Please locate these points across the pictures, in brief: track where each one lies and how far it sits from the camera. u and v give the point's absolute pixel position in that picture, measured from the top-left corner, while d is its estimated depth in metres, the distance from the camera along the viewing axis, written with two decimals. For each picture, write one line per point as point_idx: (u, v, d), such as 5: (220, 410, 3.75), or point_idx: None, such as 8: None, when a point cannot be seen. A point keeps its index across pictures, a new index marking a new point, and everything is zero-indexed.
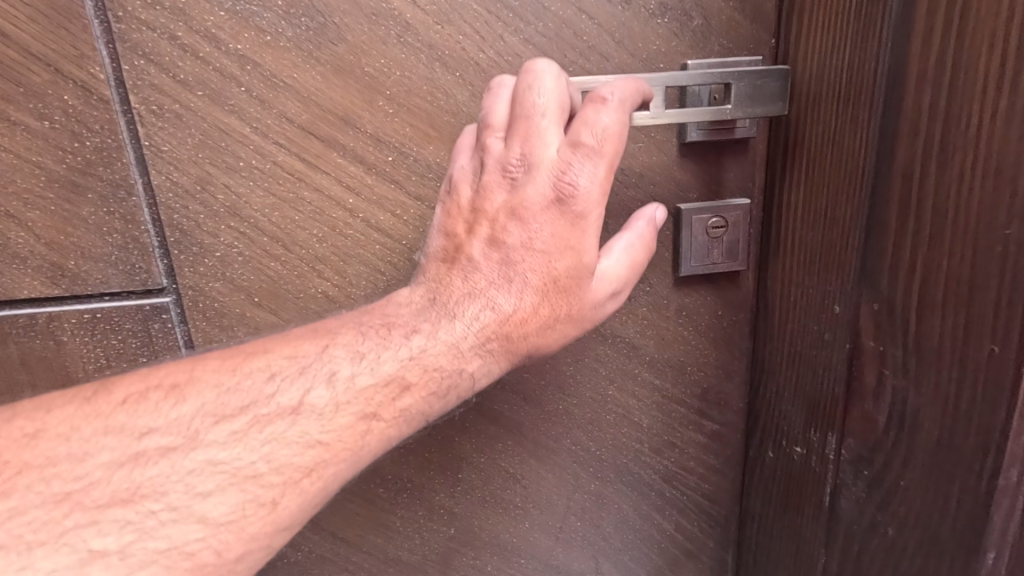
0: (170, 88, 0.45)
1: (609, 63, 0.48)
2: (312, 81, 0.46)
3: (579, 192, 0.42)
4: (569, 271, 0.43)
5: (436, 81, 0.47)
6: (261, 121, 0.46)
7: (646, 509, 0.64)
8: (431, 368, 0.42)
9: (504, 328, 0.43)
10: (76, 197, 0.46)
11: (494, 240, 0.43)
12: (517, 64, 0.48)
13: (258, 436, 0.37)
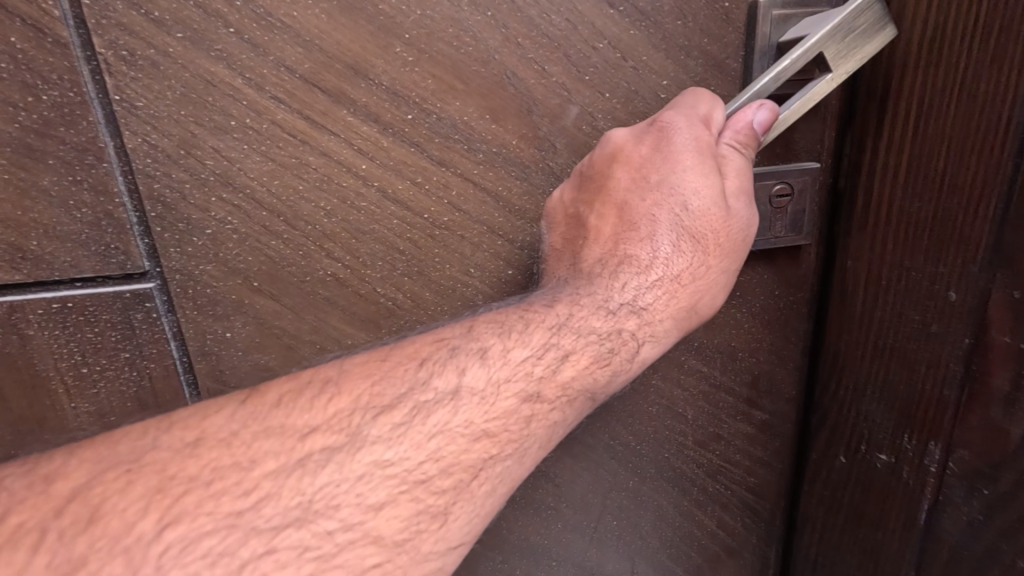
0: (141, 28, 0.37)
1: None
2: (316, 21, 0.38)
3: (675, 147, 0.40)
4: (709, 208, 0.40)
5: (463, 22, 0.40)
6: (255, 70, 0.39)
7: (688, 506, 0.59)
8: (587, 334, 0.39)
9: (653, 302, 0.41)
10: (33, 164, 0.38)
11: (617, 238, 0.42)
12: (559, 2, 0.40)
13: (426, 428, 0.33)
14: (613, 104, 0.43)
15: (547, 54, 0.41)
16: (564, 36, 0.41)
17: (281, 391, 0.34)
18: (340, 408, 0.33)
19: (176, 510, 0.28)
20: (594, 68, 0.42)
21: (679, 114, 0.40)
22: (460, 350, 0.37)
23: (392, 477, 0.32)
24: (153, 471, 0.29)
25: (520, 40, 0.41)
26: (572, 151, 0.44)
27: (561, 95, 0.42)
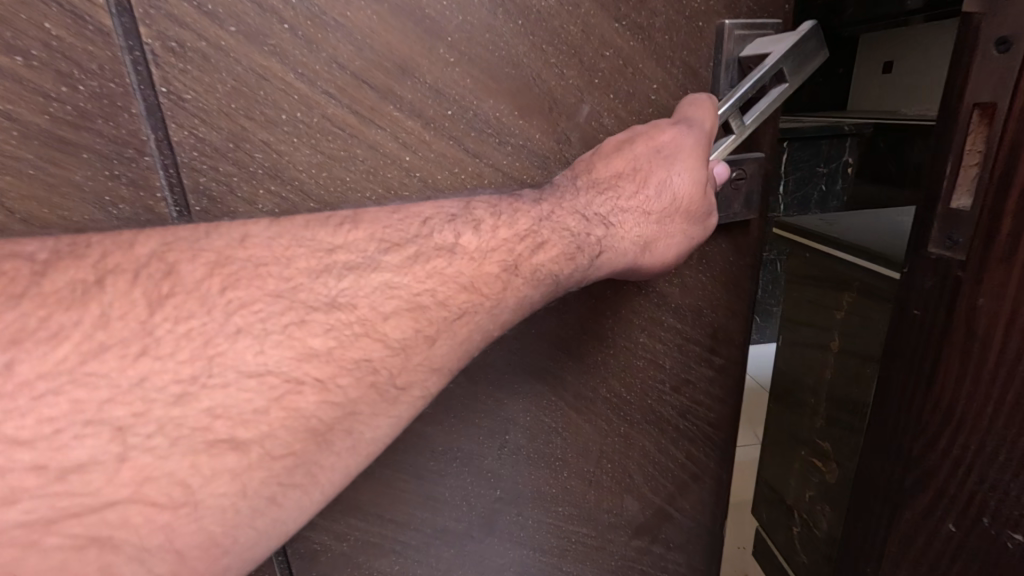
0: (193, 20, 0.36)
1: (657, 18, 0.49)
2: (367, 21, 0.40)
3: (679, 132, 0.46)
4: (688, 184, 0.47)
5: (497, 29, 0.44)
6: (307, 65, 0.40)
7: (664, 444, 0.70)
8: (561, 230, 0.46)
9: (623, 228, 0.47)
10: (66, 158, 0.36)
11: (611, 176, 0.47)
12: (576, 14, 0.46)
13: (425, 268, 0.41)
14: (616, 103, 0.51)
15: (566, 59, 0.48)
16: (580, 45, 0.48)
17: (310, 219, 0.41)
18: (361, 236, 0.41)
19: (238, 279, 0.36)
20: (602, 73, 0.49)
21: (693, 113, 0.47)
22: (459, 218, 0.44)
23: (398, 296, 0.40)
24: (209, 252, 0.37)
25: (544, 46, 0.46)
26: (584, 144, 0.51)
27: (576, 95, 0.49)
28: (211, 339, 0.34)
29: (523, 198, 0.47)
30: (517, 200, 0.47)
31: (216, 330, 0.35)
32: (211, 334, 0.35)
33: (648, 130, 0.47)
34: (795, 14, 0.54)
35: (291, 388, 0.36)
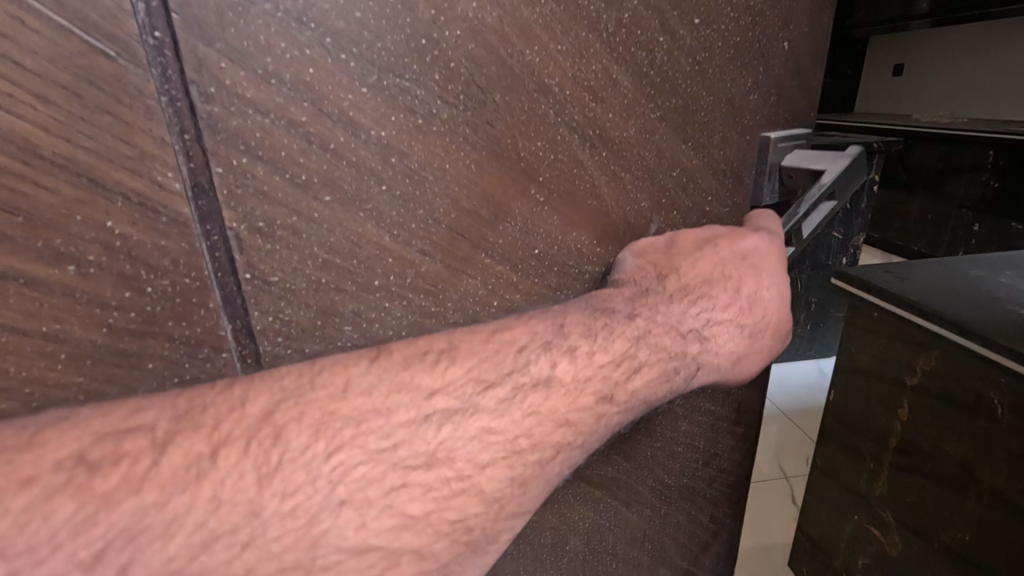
0: (285, 194, 0.30)
1: (715, 134, 0.50)
2: (466, 171, 0.36)
3: (764, 245, 0.48)
4: (771, 297, 0.48)
5: (584, 163, 0.42)
6: (403, 224, 0.35)
7: (695, 513, 0.72)
8: (657, 349, 0.43)
9: (713, 339, 0.46)
10: (126, 374, 0.29)
11: (702, 282, 0.46)
12: (652, 140, 0.45)
13: (521, 408, 0.36)
14: (678, 218, 0.51)
15: (641, 183, 0.46)
16: (653, 168, 0.47)
17: (407, 352, 0.35)
18: (462, 372, 0.35)
19: (344, 439, 0.30)
20: (669, 192, 0.49)
21: (772, 228, 0.49)
22: (552, 346, 0.38)
23: (496, 444, 0.34)
24: (299, 398, 0.30)
25: (624, 174, 0.45)
26: None
27: (647, 216, 0.48)
28: (315, 517, 0.28)
29: (616, 309, 0.42)
30: (609, 316, 0.41)
31: (320, 504, 0.29)
32: (315, 510, 0.28)
33: (726, 236, 0.48)
34: (813, 121, 0.58)
35: (390, 560, 0.30)
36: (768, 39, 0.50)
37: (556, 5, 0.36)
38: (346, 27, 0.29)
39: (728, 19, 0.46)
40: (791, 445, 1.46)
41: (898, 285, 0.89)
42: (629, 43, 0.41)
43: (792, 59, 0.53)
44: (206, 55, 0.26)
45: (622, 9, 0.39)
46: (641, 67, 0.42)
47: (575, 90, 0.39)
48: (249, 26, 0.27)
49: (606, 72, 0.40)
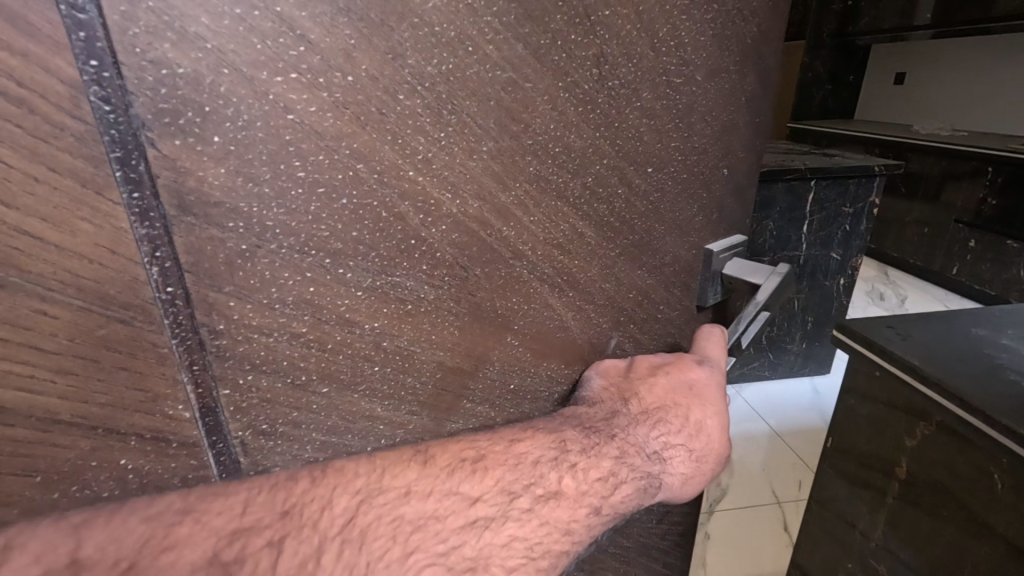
0: (287, 396, 0.32)
1: (666, 254, 0.55)
2: (450, 336, 0.39)
3: (708, 376, 0.57)
4: (714, 421, 0.56)
5: (553, 305, 0.46)
6: (393, 394, 0.38)
7: (654, 568, 0.79)
8: (631, 467, 0.49)
9: (673, 458, 0.53)
10: None
11: (661, 405, 0.53)
12: (613, 273, 0.50)
13: (539, 512, 0.42)
14: (636, 330, 0.56)
15: (603, 310, 0.51)
16: (614, 294, 0.51)
17: (448, 460, 0.40)
18: (491, 485, 0.41)
19: (414, 541, 0.36)
20: (628, 311, 0.54)
21: (711, 358, 0.59)
22: (559, 461, 0.45)
23: (519, 548, 0.41)
24: (372, 501, 0.36)
25: (588, 306, 0.49)
26: None
27: (608, 335, 0.53)
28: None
29: (599, 429, 0.49)
30: (596, 435, 0.48)
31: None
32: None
33: (675, 362, 0.56)
34: (746, 226, 0.65)
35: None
36: (709, 169, 0.55)
37: (531, 186, 0.39)
38: (343, 245, 0.32)
39: (676, 162, 0.51)
40: (786, 471, 1.71)
41: (901, 345, 1.00)
42: (593, 200, 0.45)
43: (731, 180, 0.59)
44: (216, 298, 0.28)
45: (586, 175, 0.43)
46: (603, 217, 0.46)
47: (545, 250, 0.43)
48: (255, 265, 0.29)
49: (572, 229, 0.44)
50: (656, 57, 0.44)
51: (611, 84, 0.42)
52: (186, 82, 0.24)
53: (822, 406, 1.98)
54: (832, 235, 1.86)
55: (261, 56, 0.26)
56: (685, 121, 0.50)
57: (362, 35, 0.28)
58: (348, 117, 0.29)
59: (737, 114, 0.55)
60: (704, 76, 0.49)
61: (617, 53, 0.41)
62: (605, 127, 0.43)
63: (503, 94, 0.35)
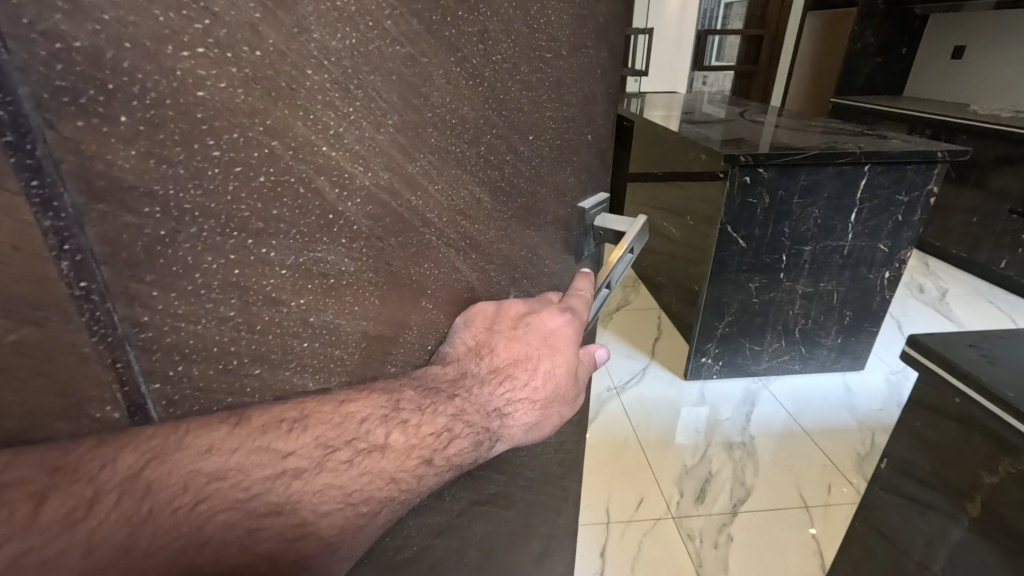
0: (219, 381, 0.32)
1: (548, 214, 0.61)
2: (373, 307, 0.41)
3: (565, 324, 0.56)
4: (563, 374, 0.55)
5: (458, 269, 0.50)
6: (321, 368, 0.38)
7: (557, 491, 0.89)
8: (473, 423, 0.48)
9: (517, 412, 0.52)
10: None
11: (514, 361, 0.52)
12: (506, 235, 0.55)
13: (354, 468, 0.39)
14: (530, 289, 0.62)
15: (502, 268, 0.56)
16: (510, 253, 0.56)
17: (262, 420, 0.35)
18: (310, 438, 0.37)
19: (207, 491, 0.33)
20: (522, 269, 0.59)
21: (575, 308, 0.58)
22: (391, 417, 0.42)
23: (336, 496, 0.38)
24: (166, 458, 0.31)
25: (488, 268, 0.54)
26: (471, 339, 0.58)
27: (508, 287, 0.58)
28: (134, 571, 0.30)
29: (439, 389, 0.46)
30: (435, 393, 0.46)
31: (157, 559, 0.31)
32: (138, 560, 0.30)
33: (531, 316, 0.55)
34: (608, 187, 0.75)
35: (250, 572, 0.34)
36: (576, 135, 0.62)
37: (434, 158, 0.42)
38: (265, 224, 0.31)
39: (551, 129, 0.56)
40: (812, 475, 1.67)
41: (990, 369, 0.78)
42: (486, 168, 0.48)
43: (594, 143, 0.67)
44: (140, 292, 0.27)
45: (479, 143, 0.46)
46: (496, 183, 0.50)
47: (451, 217, 0.46)
48: (177, 250, 0.28)
49: (472, 196, 0.48)
50: (530, 33, 0.48)
51: (494, 61, 0.45)
52: (85, 58, 0.23)
53: (857, 409, 1.96)
54: (880, 225, 1.88)
55: (162, 29, 0.25)
56: (555, 92, 0.55)
57: (263, 7, 0.28)
58: (259, 93, 0.29)
59: (595, 87, 0.62)
60: (569, 52, 0.55)
61: (496, 29, 0.44)
62: (492, 99, 0.46)
63: (404, 70, 0.37)
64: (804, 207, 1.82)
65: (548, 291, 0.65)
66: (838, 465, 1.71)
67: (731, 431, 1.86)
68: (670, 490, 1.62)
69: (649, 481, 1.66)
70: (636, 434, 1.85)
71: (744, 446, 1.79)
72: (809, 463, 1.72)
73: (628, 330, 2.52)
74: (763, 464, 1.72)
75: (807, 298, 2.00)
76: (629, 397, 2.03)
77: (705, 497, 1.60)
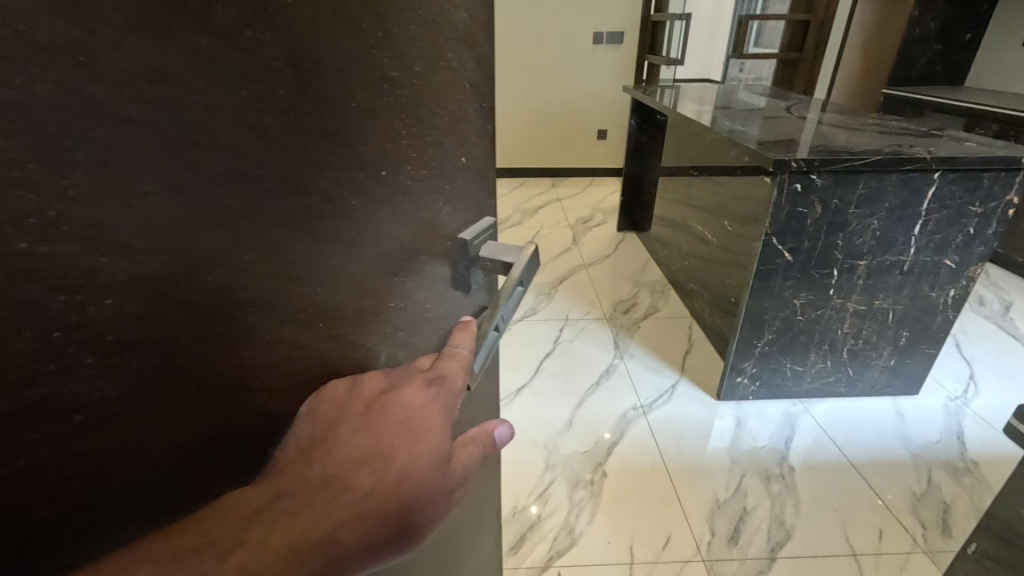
0: None
1: (419, 248, 0.56)
2: (175, 413, 0.34)
3: (428, 401, 0.50)
4: (425, 466, 0.48)
5: (300, 337, 0.43)
6: (96, 507, 0.31)
7: (471, 513, 0.88)
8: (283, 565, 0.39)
9: (357, 531, 0.43)
10: None
11: (356, 460, 0.45)
12: (363, 288, 0.49)
13: None
14: (401, 337, 0.57)
15: (361, 323, 0.50)
16: (371, 303, 0.51)
17: None
18: None
19: None
20: (389, 321, 0.54)
21: (445, 379, 0.53)
22: None
23: None
24: None
25: (343, 328, 0.48)
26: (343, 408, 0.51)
27: (371, 342, 0.53)
28: None
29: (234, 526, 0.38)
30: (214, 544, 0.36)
31: None
32: None
33: (385, 400, 0.49)
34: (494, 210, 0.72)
35: None
36: (445, 162, 0.58)
37: (238, 221, 0.34)
38: None
39: (413, 158, 0.51)
40: (852, 522, 1.81)
41: None
42: (324, 222, 0.42)
43: (470, 166, 0.63)
44: None
45: (308, 192, 0.39)
46: (336, 233, 0.43)
47: (275, 287, 0.39)
48: None
49: (304, 254, 0.41)
50: (363, 49, 0.41)
51: (318, 93, 0.38)
52: None
53: (910, 440, 2.16)
54: (948, 239, 1.99)
55: None
56: (412, 115, 0.49)
57: None
58: None
59: (466, 103, 0.57)
60: (423, 67, 0.49)
61: (316, 50, 0.37)
62: (327, 143, 0.40)
63: (162, 118, 0.29)
64: (860, 218, 1.95)
65: (422, 338, 0.61)
66: (890, 505, 1.87)
67: (772, 462, 2.06)
68: (700, 530, 1.79)
69: (680, 521, 1.82)
70: (672, 461, 2.07)
71: (784, 480, 1.98)
72: (855, 498, 1.90)
73: (661, 346, 2.82)
74: (805, 498, 1.91)
75: (858, 317, 2.16)
76: (666, 420, 2.28)
77: (739, 540, 1.76)
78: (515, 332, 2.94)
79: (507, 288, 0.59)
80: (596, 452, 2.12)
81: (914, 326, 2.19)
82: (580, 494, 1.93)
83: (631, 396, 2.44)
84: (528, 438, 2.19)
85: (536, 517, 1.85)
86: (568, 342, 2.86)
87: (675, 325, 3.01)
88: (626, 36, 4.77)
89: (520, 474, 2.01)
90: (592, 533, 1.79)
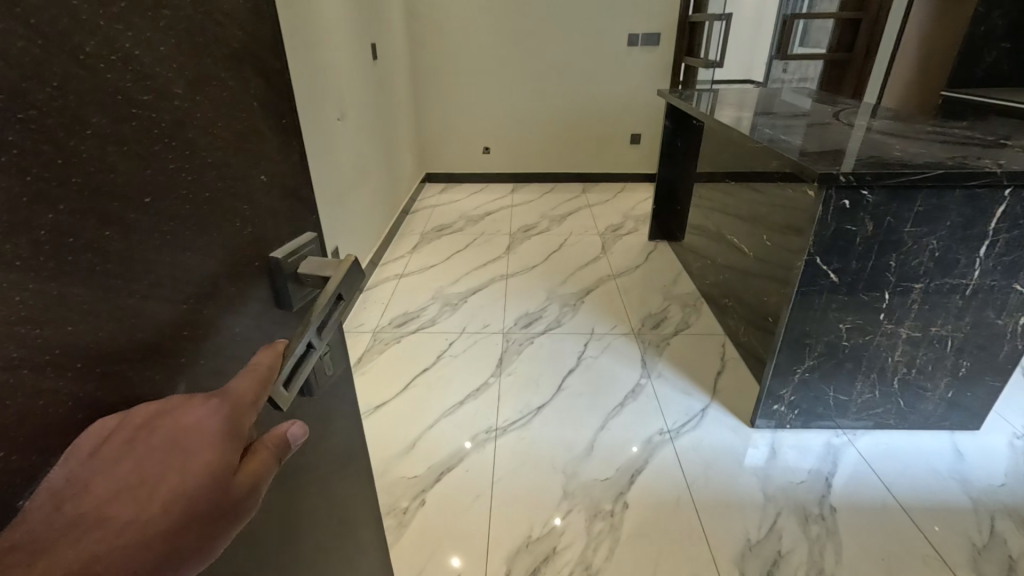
0: None
1: (217, 277, 0.52)
2: None
3: (207, 415, 0.44)
4: (201, 486, 0.42)
5: (58, 390, 0.37)
6: None
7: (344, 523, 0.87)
8: None
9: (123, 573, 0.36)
10: None
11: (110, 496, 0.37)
12: (142, 322, 0.43)
13: None
14: (208, 369, 0.51)
15: (152, 358, 0.44)
16: (158, 339, 0.45)
17: None
18: None
19: None
20: (187, 354, 0.48)
21: (231, 390, 0.47)
22: None
23: None
24: None
25: (126, 370, 0.42)
26: None
27: (170, 377, 0.46)
28: None
29: None
30: None
31: None
32: None
33: (149, 422, 0.41)
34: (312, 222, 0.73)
35: None
36: (241, 180, 0.56)
37: None
38: None
39: (191, 183, 0.48)
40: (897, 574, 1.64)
41: None
42: (58, 264, 0.36)
43: (274, 183, 0.62)
44: None
45: (34, 228, 0.35)
46: (90, 269, 0.38)
47: (5, 333, 0.34)
48: None
49: (45, 296, 0.36)
50: (93, 74, 0.38)
51: (32, 123, 0.34)
52: None
53: (968, 481, 1.96)
54: (1017, 262, 1.79)
55: None
56: (179, 137, 0.46)
57: None
58: None
59: (253, 117, 0.57)
60: (186, 87, 0.47)
61: (18, 78, 0.33)
62: (54, 175, 0.36)
63: None
64: (918, 237, 1.77)
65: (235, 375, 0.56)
66: (942, 554, 1.70)
67: (811, 500, 1.89)
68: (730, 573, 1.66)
69: (707, 562, 1.69)
70: (699, 493, 1.93)
71: (825, 521, 1.82)
72: (906, 547, 1.72)
73: (694, 365, 2.67)
74: (848, 543, 1.74)
75: (911, 343, 1.98)
76: (695, 447, 2.14)
77: None
78: (539, 346, 2.84)
79: (327, 296, 0.58)
80: (619, 479, 2.01)
81: (977, 356, 1.98)
82: (599, 526, 1.82)
83: (658, 419, 2.31)
84: (547, 462, 2.09)
85: (552, 547, 1.76)
86: (593, 358, 2.73)
87: (707, 344, 2.85)
88: (662, 38, 4.64)
89: (534, 500, 1.93)
90: (610, 571, 1.68)
